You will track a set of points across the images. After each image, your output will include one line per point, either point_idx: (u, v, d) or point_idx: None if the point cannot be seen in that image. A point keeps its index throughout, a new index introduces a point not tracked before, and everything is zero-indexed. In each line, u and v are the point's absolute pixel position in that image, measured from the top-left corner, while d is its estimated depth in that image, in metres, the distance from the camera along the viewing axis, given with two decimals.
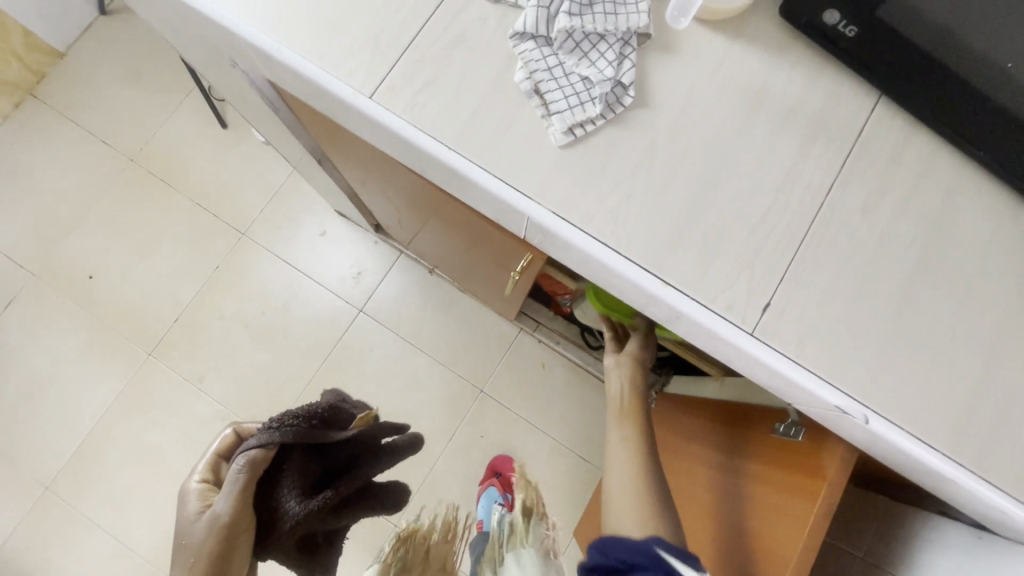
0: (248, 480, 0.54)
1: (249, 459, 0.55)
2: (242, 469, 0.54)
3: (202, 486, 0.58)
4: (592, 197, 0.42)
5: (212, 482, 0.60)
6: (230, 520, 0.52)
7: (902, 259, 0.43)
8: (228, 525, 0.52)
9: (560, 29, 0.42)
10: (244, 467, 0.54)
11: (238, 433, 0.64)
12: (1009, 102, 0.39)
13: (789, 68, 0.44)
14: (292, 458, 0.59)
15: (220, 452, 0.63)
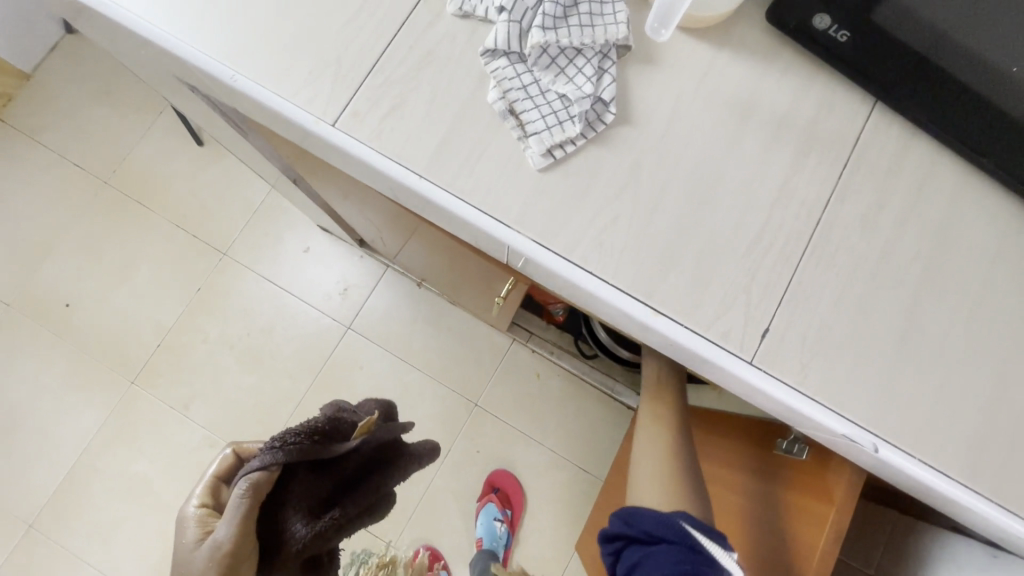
0: (250, 508, 0.43)
1: (251, 484, 0.43)
2: (245, 494, 0.43)
3: (200, 511, 0.47)
4: (576, 221, 0.40)
5: (212, 507, 0.49)
6: (231, 550, 0.42)
7: (904, 274, 0.40)
8: (230, 554, 0.42)
9: (533, 44, 0.40)
10: (245, 492, 0.43)
11: (239, 453, 0.52)
12: (1010, 104, 0.37)
13: (777, 76, 0.42)
14: (298, 474, 0.47)
15: (219, 474, 0.51)
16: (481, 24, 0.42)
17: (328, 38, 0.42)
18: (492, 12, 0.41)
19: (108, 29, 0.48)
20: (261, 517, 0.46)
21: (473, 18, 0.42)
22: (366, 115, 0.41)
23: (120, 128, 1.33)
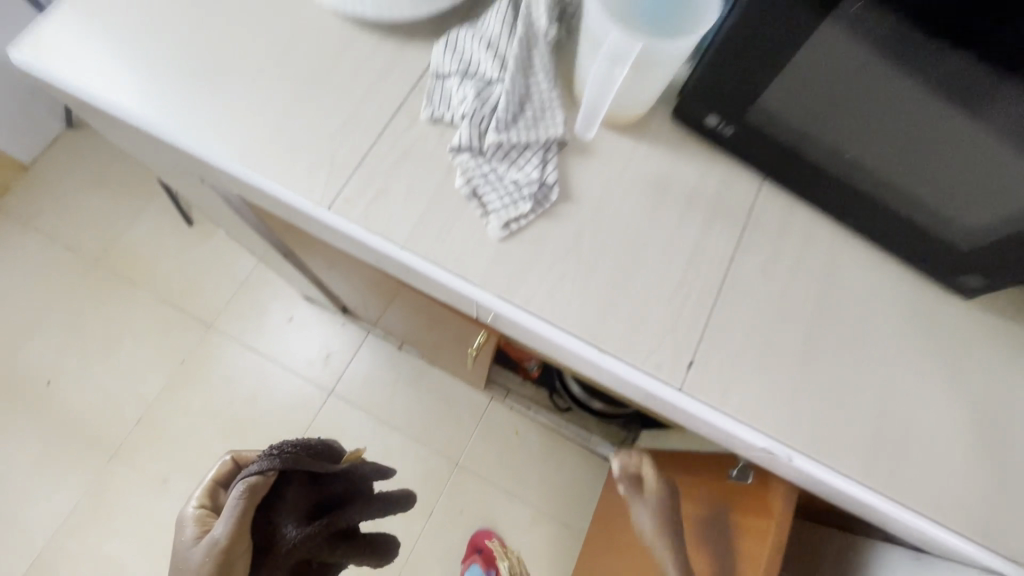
0: (246, 508, 0.46)
1: (248, 486, 0.47)
2: (241, 495, 0.46)
3: (199, 511, 0.51)
4: (531, 279, 0.48)
5: (210, 508, 0.52)
6: (228, 543, 0.45)
7: (798, 312, 0.50)
8: (225, 548, 0.44)
9: (490, 142, 0.50)
10: (243, 493, 0.46)
11: (236, 459, 0.56)
12: (855, 180, 0.48)
13: (684, 160, 0.53)
14: (292, 483, 0.51)
15: (218, 479, 0.54)
16: (449, 127, 0.53)
17: (325, 140, 0.52)
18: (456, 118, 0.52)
19: (135, 136, 0.57)
20: (254, 522, 0.49)
21: (442, 123, 0.53)
22: (355, 199, 0.50)
23: (113, 211, 1.41)
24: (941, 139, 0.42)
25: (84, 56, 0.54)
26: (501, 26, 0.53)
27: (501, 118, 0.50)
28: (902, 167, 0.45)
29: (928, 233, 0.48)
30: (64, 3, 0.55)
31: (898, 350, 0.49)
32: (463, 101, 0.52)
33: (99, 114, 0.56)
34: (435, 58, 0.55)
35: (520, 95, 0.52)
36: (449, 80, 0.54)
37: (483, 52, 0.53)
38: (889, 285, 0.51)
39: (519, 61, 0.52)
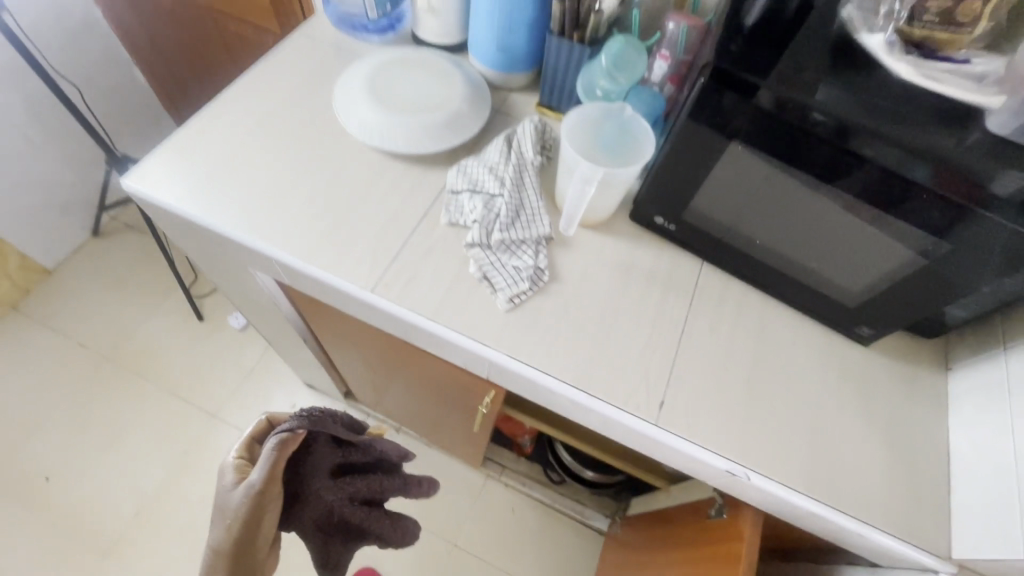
0: (277, 460, 0.49)
1: (281, 439, 0.50)
2: (275, 446, 0.50)
3: (238, 461, 0.54)
4: (532, 340, 0.62)
5: (247, 460, 0.56)
6: (261, 489, 0.48)
7: (741, 360, 0.63)
8: (259, 493, 0.48)
9: (496, 239, 0.66)
10: (277, 446, 0.50)
11: (273, 419, 0.60)
12: (768, 259, 0.65)
13: (644, 248, 0.70)
14: (319, 443, 0.56)
15: (255, 434, 0.58)
16: (462, 228, 0.69)
17: (366, 238, 0.67)
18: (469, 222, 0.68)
19: (208, 240, 0.71)
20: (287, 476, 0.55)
21: (457, 225, 0.69)
22: (392, 282, 0.64)
23: (128, 309, 1.51)
24: (815, 227, 0.59)
25: (176, 181, 0.69)
26: (499, 156, 0.72)
27: (503, 221, 0.66)
28: (798, 248, 0.62)
29: (826, 295, 0.64)
30: (164, 144, 0.72)
31: (821, 388, 0.63)
32: (473, 209, 0.69)
33: (182, 223, 0.70)
34: (450, 178, 0.72)
35: (516, 204, 0.69)
36: (461, 194, 0.70)
37: (487, 174, 0.71)
38: (808, 337, 0.66)
39: (514, 180, 0.70)
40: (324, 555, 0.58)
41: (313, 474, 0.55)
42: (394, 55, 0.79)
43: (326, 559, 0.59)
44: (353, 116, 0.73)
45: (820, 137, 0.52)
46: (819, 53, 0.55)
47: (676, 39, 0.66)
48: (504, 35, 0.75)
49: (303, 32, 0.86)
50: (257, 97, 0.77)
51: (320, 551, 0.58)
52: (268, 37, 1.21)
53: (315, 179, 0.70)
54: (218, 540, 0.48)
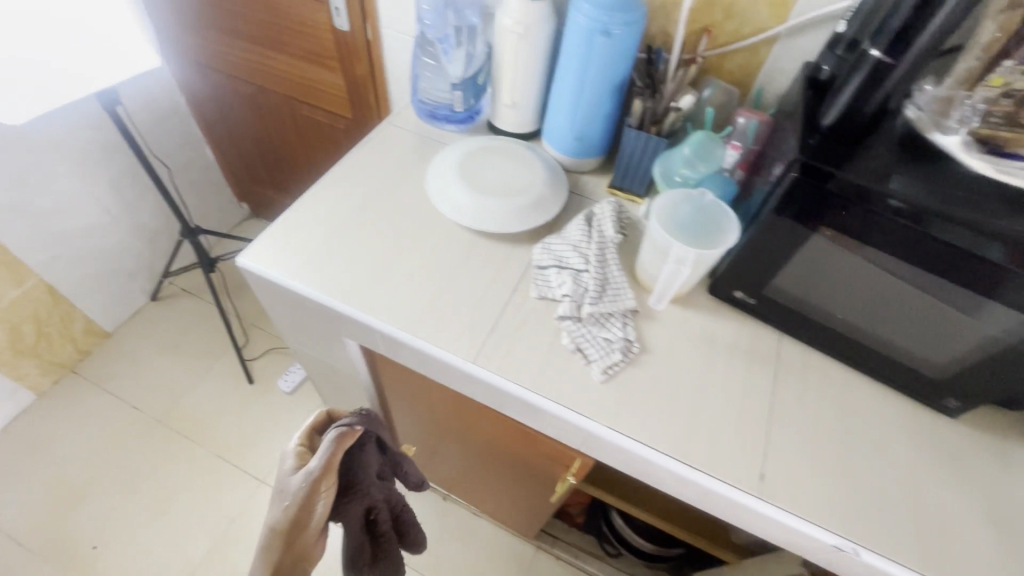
0: (335, 452, 0.51)
1: (341, 433, 0.52)
2: (334, 439, 0.51)
3: (297, 450, 0.55)
4: (629, 412, 0.64)
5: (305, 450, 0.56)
6: (319, 477, 0.49)
7: (830, 432, 0.65)
8: (316, 481, 0.49)
9: (587, 311, 0.70)
10: (336, 438, 0.51)
11: (330, 414, 0.61)
12: (848, 332, 0.68)
13: (723, 320, 0.73)
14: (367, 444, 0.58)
15: (314, 425, 0.59)
16: (551, 301, 0.73)
17: (464, 312, 0.71)
18: (559, 295, 0.72)
19: (310, 313, 0.76)
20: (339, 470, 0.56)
21: (546, 298, 0.73)
22: (492, 354, 0.68)
23: (181, 372, 1.55)
24: (896, 304, 0.63)
25: (286, 258, 0.74)
26: (581, 232, 0.77)
27: (592, 295, 0.70)
28: (878, 323, 0.65)
29: (907, 367, 0.66)
30: (274, 224, 0.78)
31: (913, 460, 0.64)
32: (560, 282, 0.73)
33: (288, 297, 0.75)
34: (534, 253, 0.77)
35: (600, 277, 0.73)
36: (547, 268, 0.75)
37: (571, 249, 0.75)
38: (892, 408, 0.68)
39: (597, 255, 0.74)
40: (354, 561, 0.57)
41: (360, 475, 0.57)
42: (478, 144, 0.87)
43: (355, 566, 0.57)
44: (446, 198, 0.80)
45: (903, 225, 0.56)
46: (889, 147, 0.61)
47: (745, 131, 0.73)
48: (581, 127, 0.82)
49: (391, 123, 0.95)
50: (355, 182, 0.85)
51: (353, 557, 0.57)
52: (339, 122, 1.33)
53: (413, 258, 0.76)
54: (275, 521, 0.48)
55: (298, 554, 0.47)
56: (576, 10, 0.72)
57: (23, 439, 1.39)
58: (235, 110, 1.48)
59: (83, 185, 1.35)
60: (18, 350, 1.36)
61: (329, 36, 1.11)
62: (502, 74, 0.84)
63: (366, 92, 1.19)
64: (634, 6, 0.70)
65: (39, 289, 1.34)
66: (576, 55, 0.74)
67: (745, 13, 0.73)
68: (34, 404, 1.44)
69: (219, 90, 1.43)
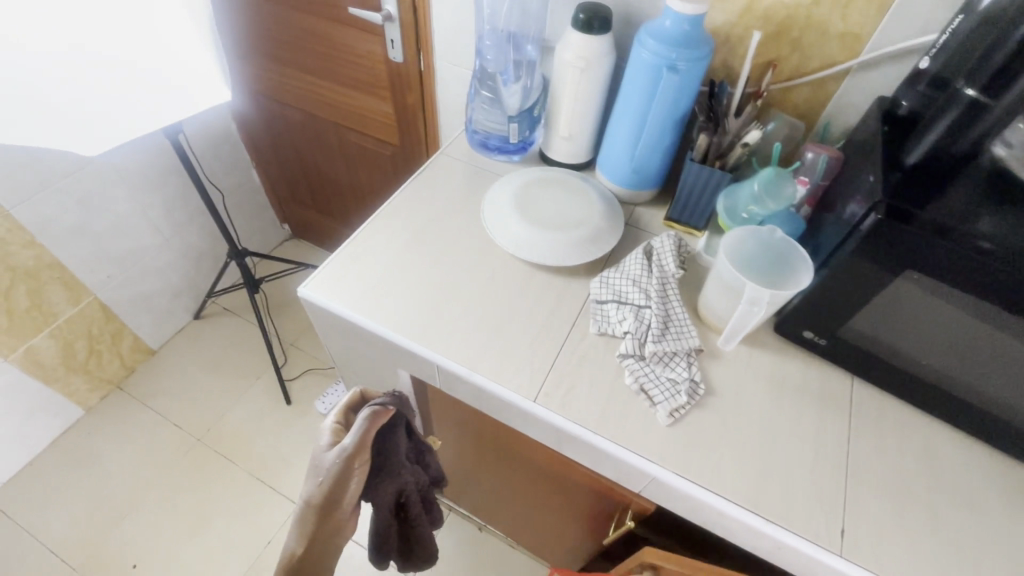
0: (369, 430, 0.52)
1: (373, 412, 0.53)
2: (367, 417, 0.53)
3: (334, 426, 0.56)
4: (697, 458, 0.62)
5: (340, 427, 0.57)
6: (352, 454, 0.49)
7: (914, 486, 0.61)
8: (350, 458, 0.49)
9: (650, 350, 0.68)
10: (369, 416, 0.52)
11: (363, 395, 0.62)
12: (932, 379, 0.64)
13: (792, 362, 0.71)
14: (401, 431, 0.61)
15: (349, 405, 0.60)
16: (611, 338, 0.71)
17: (523, 348, 0.70)
18: (620, 332, 0.70)
19: (366, 344, 0.76)
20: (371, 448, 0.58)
21: (606, 334, 0.71)
22: (554, 393, 0.66)
23: (222, 391, 1.57)
24: (986, 355, 0.58)
25: (345, 289, 0.75)
26: (640, 266, 0.75)
27: (655, 333, 0.69)
28: (965, 372, 0.61)
29: (1001, 419, 0.61)
30: (333, 255, 0.79)
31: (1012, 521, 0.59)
32: (621, 318, 0.71)
33: (346, 328, 0.75)
34: (593, 287, 0.76)
35: (663, 314, 0.71)
36: (606, 303, 0.74)
37: (631, 284, 0.74)
38: (982, 461, 0.63)
39: (658, 290, 0.73)
40: (383, 533, 0.64)
41: (391, 457, 0.59)
42: (534, 175, 0.87)
43: (381, 540, 0.65)
44: (503, 230, 0.80)
45: (992, 270, 0.51)
46: (979, 187, 0.58)
47: (814, 166, 0.71)
48: (640, 159, 0.82)
49: (444, 153, 0.96)
50: (410, 213, 0.86)
51: (382, 532, 0.64)
52: (386, 149, 1.35)
53: (470, 290, 0.76)
54: (310, 494, 0.49)
55: (332, 530, 0.49)
56: (641, 45, 0.71)
57: (70, 454, 1.42)
58: (285, 136, 1.52)
59: (140, 208, 1.39)
60: (70, 367, 1.40)
61: (382, 68, 1.14)
62: (559, 107, 0.85)
63: (415, 121, 1.21)
64: (700, 42, 0.70)
65: (94, 308, 1.39)
66: (639, 89, 0.74)
67: (815, 47, 0.71)
68: (81, 419, 1.48)
69: (271, 117, 1.47)
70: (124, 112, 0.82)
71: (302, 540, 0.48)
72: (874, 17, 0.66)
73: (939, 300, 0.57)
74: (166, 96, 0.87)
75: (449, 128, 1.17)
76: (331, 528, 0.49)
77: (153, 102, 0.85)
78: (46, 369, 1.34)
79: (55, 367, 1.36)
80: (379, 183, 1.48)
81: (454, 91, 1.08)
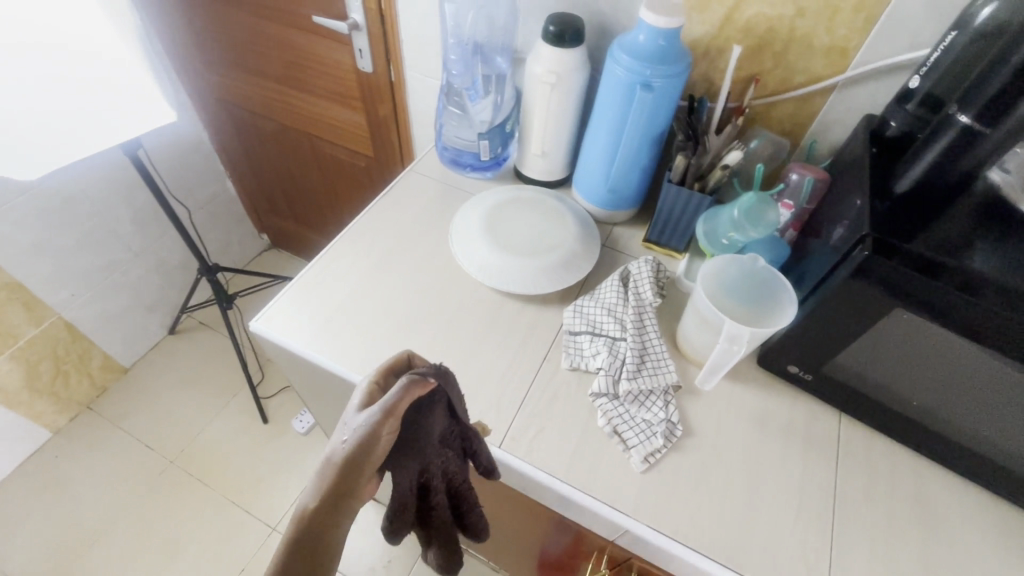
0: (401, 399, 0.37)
1: (410, 380, 0.39)
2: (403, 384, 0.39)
3: (367, 386, 0.41)
4: (674, 510, 0.57)
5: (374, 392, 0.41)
6: (379, 422, 0.36)
7: (906, 536, 0.57)
8: (375, 427, 0.35)
9: (624, 388, 0.63)
10: (406, 383, 0.38)
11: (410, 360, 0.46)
12: (925, 420, 0.59)
13: (775, 398, 0.66)
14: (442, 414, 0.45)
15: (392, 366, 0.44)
16: (584, 373, 0.67)
17: (490, 386, 0.66)
18: (593, 368, 0.66)
19: (325, 381, 0.71)
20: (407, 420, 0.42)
21: (579, 369, 0.67)
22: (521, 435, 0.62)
23: (197, 410, 1.52)
24: (982, 400, 0.53)
25: (302, 322, 0.70)
26: (616, 294, 0.71)
27: (631, 369, 0.64)
28: (960, 416, 0.56)
29: (1002, 465, 0.57)
30: (291, 284, 0.74)
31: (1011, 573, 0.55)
32: (594, 352, 0.67)
33: (302, 364, 0.70)
34: (566, 317, 0.71)
35: (639, 347, 0.67)
36: (579, 335, 0.69)
37: (606, 314, 0.69)
38: (978, 506, 0.59)
39: (635, 321, 0.68)
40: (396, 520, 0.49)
41: (424, 439, 0.43)
42: (506, 195, 0.83)
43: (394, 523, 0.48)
44: (472, 255, 0.75)
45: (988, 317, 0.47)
46: (969, 218, 0.54)
47: (799, 189, 0.67)
48: (615, 179, 0.77)
49: (414, 170, 0.92)
50: (375, 236, 0.81)
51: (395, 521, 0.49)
52: (361, 160, 1.30)
53: (435, 322, 0.71)
54: (321, 465, 0.35)
55: (343, 513, 0.34)
56: (615, 61, 0.67)
57: (36, 479, 1.36)
58: (258, 145, 1.47)
59: (104, 223, 1.34)
60: (34, 389, 1.34)
61: (352, 78, 1.09)
62: (531, 123, 0.80)
63: (388, 132, 1.16)
64: (677, 57, 0.65)
65: (58, 327, 1.33)
66: (613, 107, 0.69)
67: (798, 62, 0.67)
68: (48, 442, 1.42)
69: (242, 126, 1.42)
70: (48, 136, 0.76)
71: (315, 496, 0.34)
72: (859, 31, 0.62)
73: (930, 343, 0.53)
74: (105, 116, 0.82)
75: (424, 140, 1.12)
76: (344, 497, 0.34)
77: (90, 123, 0.81)
78: (8, 392, 1.28)
79: (17, 390, 1.30)
80: (355, 194, 1.43)
81: (426, 102, 1.03)
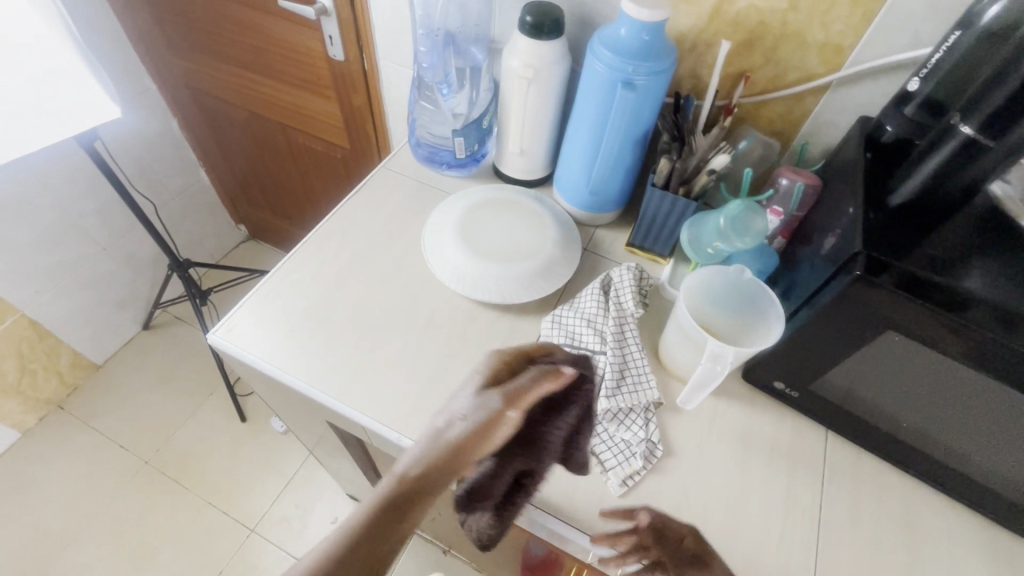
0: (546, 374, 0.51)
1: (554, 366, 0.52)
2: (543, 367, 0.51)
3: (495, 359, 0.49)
4: (653, 537, 0.55)
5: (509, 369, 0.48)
6: (514, 398, 0.45)
7: (892, 561, 0.55)
8: (509, 400, 0.45)
9: (603, 407, 0.60)
10: (544, 370, 0.50)
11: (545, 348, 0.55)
12: (913, 440, 0.57)
13: (759, 414, 0.64)
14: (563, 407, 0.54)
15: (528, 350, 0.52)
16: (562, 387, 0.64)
17: None
18: None
19: (289, 396, 0.67)
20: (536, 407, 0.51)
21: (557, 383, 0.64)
22: None
23: (173, 408, 1.48)
24: (973, 426, 0.50)
25: (263, 334, 0.66)
26: (596, 304, 0.67)
27: (611, 387, 0.61)
28: (950, 439, 0.54)
29: (992, 489, 0.55)
30: (253, 292, 0.69)
31: None
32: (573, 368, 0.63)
33: (265, 379, 0.67)
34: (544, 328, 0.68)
35: (620, 361, 0.63)
36: (558, 348, 0.66)
37: (585, 326, 0.66)
38: (965, 528, 0.57)
39: (616, 334, 0.65)
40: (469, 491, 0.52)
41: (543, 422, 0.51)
42: (484, 195, 0.78)
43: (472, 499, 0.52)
44: (445, 262, 0.71)
45: (982, 346, 0.44)
46: (966, 233, 0.51)
47: (789, 195, 0.64)
48: (598, 181, 0.73)
49: (387, 167, 0.87)
50: (343, 238, 0.76)
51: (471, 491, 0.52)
52: (336, 152, 1.24)
53: (406, 333, 0.67)
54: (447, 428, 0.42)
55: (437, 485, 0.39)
56: (596, 56, 0.62)
57: (5, 481, 1.32)
58: (230, 134, 1.40)
59: (68, 216, 1.27)
60: None
61: (323, 66, 1.03)
62: (509, 120, 0.75)
63: (363, 124, 1.11)
64: (663, 54, 0.61)
65: (22, 326, 1.28)
66: (594, 105, 0.65)
67: (790, 60, 0.63)
68: (17, 443, 1.38)
69: (213, 114, 1.35)
70: None
71: (418, 466, 0.39)
72: (856, 27, 0.58)
73: (920, 366, 0.50)
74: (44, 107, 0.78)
75: (400, 132, 1.07)
76: (444, 475, 0.40)
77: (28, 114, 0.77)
78: None
79: None
80: (333, 186, 1.37)
81: (401, 93, 0.98)
